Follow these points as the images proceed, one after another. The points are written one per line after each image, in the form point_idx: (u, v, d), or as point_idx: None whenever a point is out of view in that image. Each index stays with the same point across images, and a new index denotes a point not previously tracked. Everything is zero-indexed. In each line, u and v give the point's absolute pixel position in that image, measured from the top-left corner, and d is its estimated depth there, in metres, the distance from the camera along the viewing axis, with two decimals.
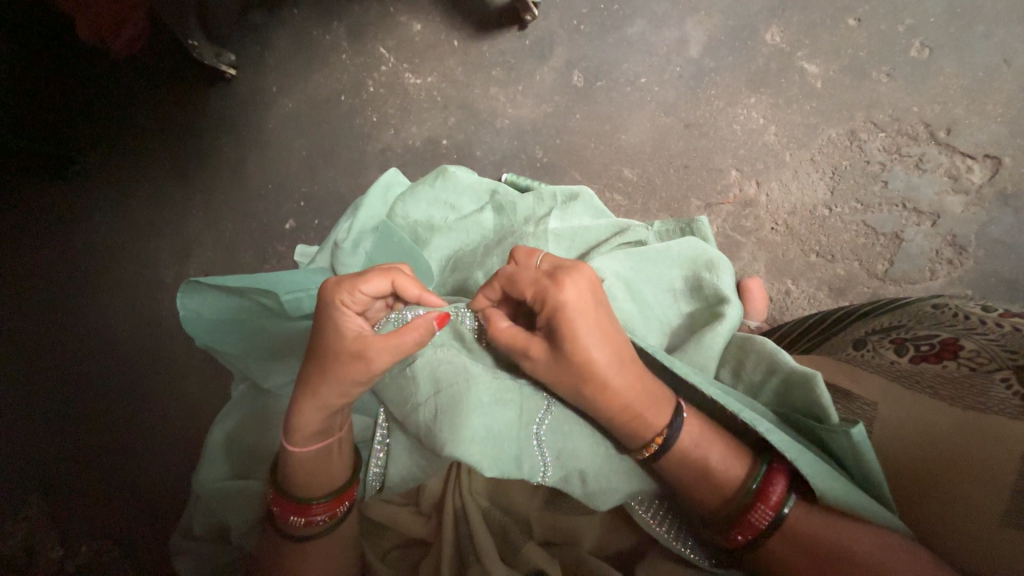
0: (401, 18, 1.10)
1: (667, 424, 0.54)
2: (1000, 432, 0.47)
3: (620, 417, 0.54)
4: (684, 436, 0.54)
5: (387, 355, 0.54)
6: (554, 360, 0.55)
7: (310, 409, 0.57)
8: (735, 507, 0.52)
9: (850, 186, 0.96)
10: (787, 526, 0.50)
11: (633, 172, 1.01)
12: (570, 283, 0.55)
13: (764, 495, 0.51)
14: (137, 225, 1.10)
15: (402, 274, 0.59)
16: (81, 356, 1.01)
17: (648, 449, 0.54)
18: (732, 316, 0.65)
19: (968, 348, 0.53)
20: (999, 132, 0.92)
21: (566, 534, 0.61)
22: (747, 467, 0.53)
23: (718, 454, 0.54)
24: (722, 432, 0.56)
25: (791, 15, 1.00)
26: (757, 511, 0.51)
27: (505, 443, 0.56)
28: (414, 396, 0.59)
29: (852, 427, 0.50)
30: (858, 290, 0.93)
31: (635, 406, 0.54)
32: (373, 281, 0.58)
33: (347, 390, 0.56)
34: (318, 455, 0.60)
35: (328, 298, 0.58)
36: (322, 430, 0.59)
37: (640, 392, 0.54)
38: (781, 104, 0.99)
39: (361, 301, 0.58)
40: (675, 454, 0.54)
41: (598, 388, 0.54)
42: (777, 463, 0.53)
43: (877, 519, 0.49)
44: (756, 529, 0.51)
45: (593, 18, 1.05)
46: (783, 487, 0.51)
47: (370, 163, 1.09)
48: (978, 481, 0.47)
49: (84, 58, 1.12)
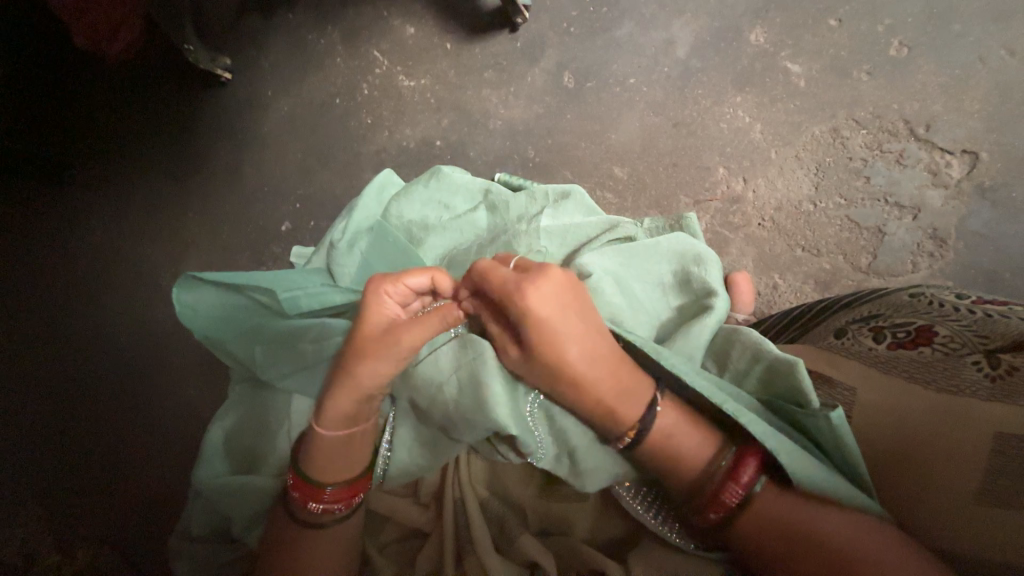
0: (394, 21, 1.12)
1: (642, 414, 0.56)
2: (967, 413, 0.50)
3: (594, 414, 0.57)
4: (659, 425, 0.56)
5: (417, 336, 0.59)
6: (528, 360, 0.58)
7: (343, 394, 0.60)
8: (709, 486, 0.54)
9: (833, 182, 0.98)
10: (753, 502, 0.52)
11: (623, 171, 1.03)
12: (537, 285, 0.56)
13: (735, 476, 0.53)
14: (134, 228, 1.11)
15: (443, 271, 0.63)
16: (78, 359, 1.01)
17: (625, 438, 0.57)
18: (719, 308, 0.66)
19: (942, 334, 0.55)
20: (976, 128, 0.95)
21: (560, 521, 0.63)
22: (720, 449, 0.55)
23: (693, 437, 0.56)
24: (697, 418, 0.58)
25: (774, 16, 1.02)
26: (728, 488, 0.53)
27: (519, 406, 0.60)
28: (437, 376, 0.62)
29: (832, 411, 0.52)
30: (843, 283, 0.96)
31: (606, 402, 0.56)
32: (416, 274, 0.62)
33: (379, 372, 0.59)
34: (348, 441, 0.62)
35: (372, 287, 0.61)
36: (349, 417, 0.61)
37: (617, 383, 0.56)
38: (766, 103, 1.01)
39: (402, 292, 0.61)
40: (651, 438, 0.56)
41: (569, 378, 0.56)
42: (749, 446, 0.54)
43: (843, 501, 0.51)
44: (728, 505, 0.53)
45: (582, 20, 1.07)
46: (752, 469, 0.53)
47: (365, 165, 1.11)
48: (951, 462, 0.49)
49: (79, 67, 1.14)
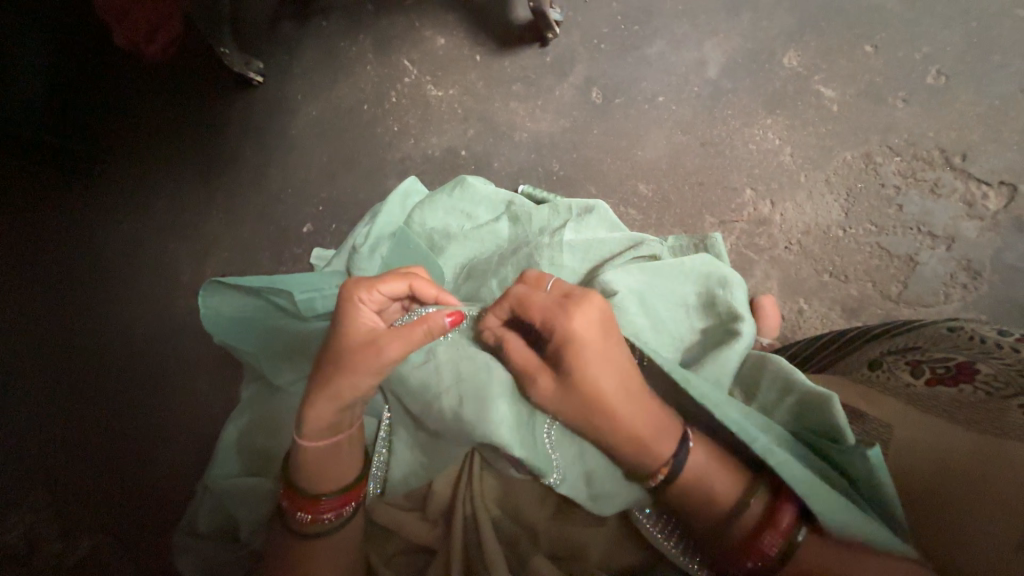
0: (426, 32, 1.14)
1: (673, 452, 0.56)
2: (1006, 456, 0.47)
3: (630, 449, 0.56)
4: (689, 465, 0.56)
5: (400, 347, 0.58)
6: (609, 406, 0.56)
7: (324, 402, 0.59)
8: (745, 533, 0.53)
9: (864, 209, 0.96)
10: (797, 553, 0.51)
11: (648, 188, 1.02)
12: (580, 312, 0.57)
13: (773, 523, 0.51)
14: (158, 224, 1.13)
15: (421, 278, 0.63)
16: (98, 350, 1.03)
17: (656, 478, 0.56)
18: (746, 333, 0.66)
19: (984, 372, 0.53)
20: (1014, 160, 0.93)
21: (573, 546, 0.61)
22: (750, 486, 0.55)
23: (723, 479, 0.55)
24: (724, 457, 0.57)
25: (808, 40, 1.02)
26: (766, 537, 0.51)
27: (523, 429, 0.60)
28: (435, 387, 0.62)
29: (868, 449, 0.50)
30: (871, 311, 0.94)
31: (643, 437, 0.56)
32: (392, 282, 0.61)
33: (360, 381, 0.59)
34: (332, 452, 0.62)
35: (345, 296, 0.61)
36: (333, 425, 0.61)
37: (637, 421, 0.56)
38: (796, 125, 1.00)
39: (378, 299, 0.61)
40: (682, 480, 0.56)
41: (619, 434, 0.56)
42: (785, 491, 0.53)
43: (890, 548, 0.49)
44: (765, 555, 0.51)
45: (613, 37, 1.07)
46: (792, 517, 0.51)
47: (389, 171, 1.12)
48: (989, 508, 0.47)
49: (115, 63, 1.17)
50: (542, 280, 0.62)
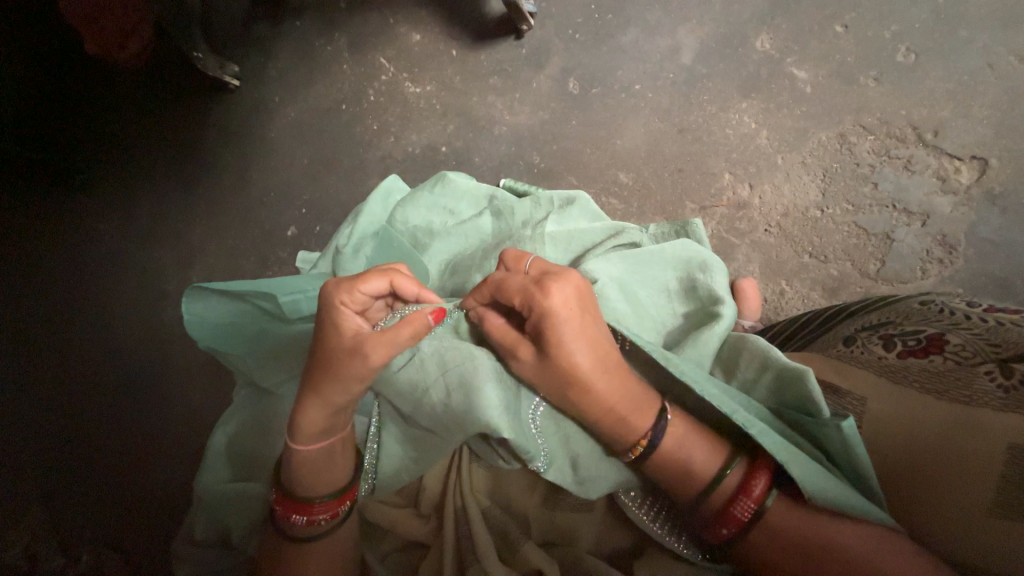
0: (401, 28, 1.13)
1: (651, 426, 0.57)
2: (980, 422, 0.49)
3: (609, 424, 0.57)
4: (668, 438, 0.56)
5: (383, 352, 0.57)
6: (597, 386, 0.57)
7: (314, 407, 0.60)
8: (717, 503, 0.55)
9: (840, 188, 0.97)
10: (766, 518, 0.52)
11: (628, 177, 1.03)
12: (557, 286, 0.58)
13: (747, 489, 0.53)
14: (139, 232, 1.11)
15: (403, 275, 0.63)
16: (86, 360, 1.02)
17: (633, 451, 0.57)
18: (727, 315, 0.66)
19: (954, 343, 0.54)
20: (985, 134, 0.94)
21: (564, 533, 0.62)
22: (729, 458, 0.56)
23: (702, 451, 0.56)
24: (702, 430, 0.58)
25: (780, 23, 1.02)
26: (738, 503, 0.53)
27: (513, 415, 0.59)
28: (422, 381, 0.61)
29: (843, 420, 0.51)
30: (851, 290, 0.95)
31: (618, 409, 0.57)
32: (373, 281, 0.62)
33: (349, 388, 0.59)
34: (324, 453, 0.62)
35: (328, 299, 0.61)
36: (324, 429, 0.61)
37: (624, 395, 0.57)
38: (772, 109, 1.01)
39: (361, 300, 0.61)
40: (659, 454, 0.56)
41: (608, 414, 0.57)
42: (761, 460, 0.55)
43: (865, 516, 0.50)
44: (740, 521, 0.53)
45: (588, 27, 1.07)
46: (765, 481, 0.53)
47: (370, 171, 1.12)
48: (964, 472, 0.48)
49: (87, 68, 1.14)
50: (522, 260, 0.65)
